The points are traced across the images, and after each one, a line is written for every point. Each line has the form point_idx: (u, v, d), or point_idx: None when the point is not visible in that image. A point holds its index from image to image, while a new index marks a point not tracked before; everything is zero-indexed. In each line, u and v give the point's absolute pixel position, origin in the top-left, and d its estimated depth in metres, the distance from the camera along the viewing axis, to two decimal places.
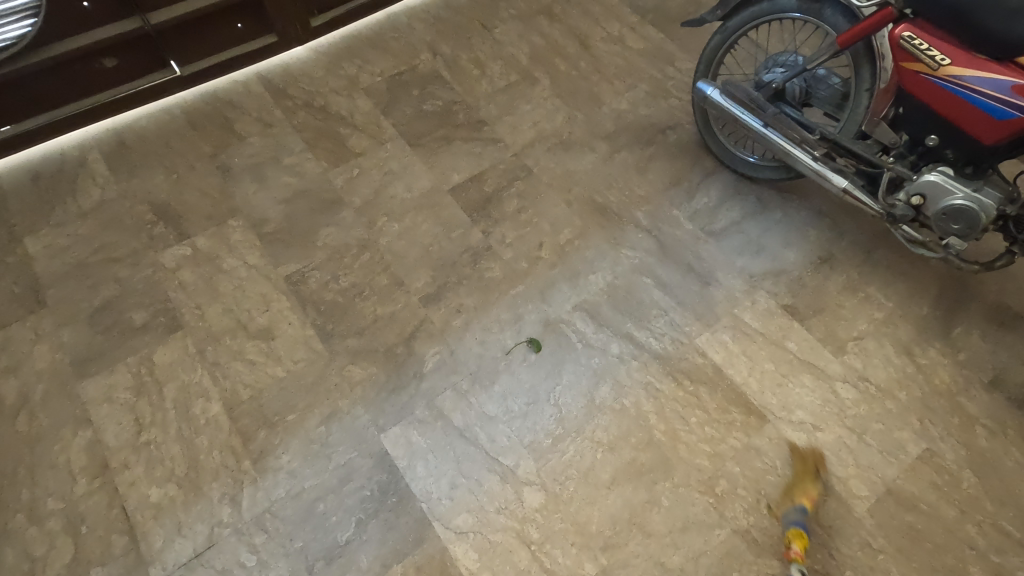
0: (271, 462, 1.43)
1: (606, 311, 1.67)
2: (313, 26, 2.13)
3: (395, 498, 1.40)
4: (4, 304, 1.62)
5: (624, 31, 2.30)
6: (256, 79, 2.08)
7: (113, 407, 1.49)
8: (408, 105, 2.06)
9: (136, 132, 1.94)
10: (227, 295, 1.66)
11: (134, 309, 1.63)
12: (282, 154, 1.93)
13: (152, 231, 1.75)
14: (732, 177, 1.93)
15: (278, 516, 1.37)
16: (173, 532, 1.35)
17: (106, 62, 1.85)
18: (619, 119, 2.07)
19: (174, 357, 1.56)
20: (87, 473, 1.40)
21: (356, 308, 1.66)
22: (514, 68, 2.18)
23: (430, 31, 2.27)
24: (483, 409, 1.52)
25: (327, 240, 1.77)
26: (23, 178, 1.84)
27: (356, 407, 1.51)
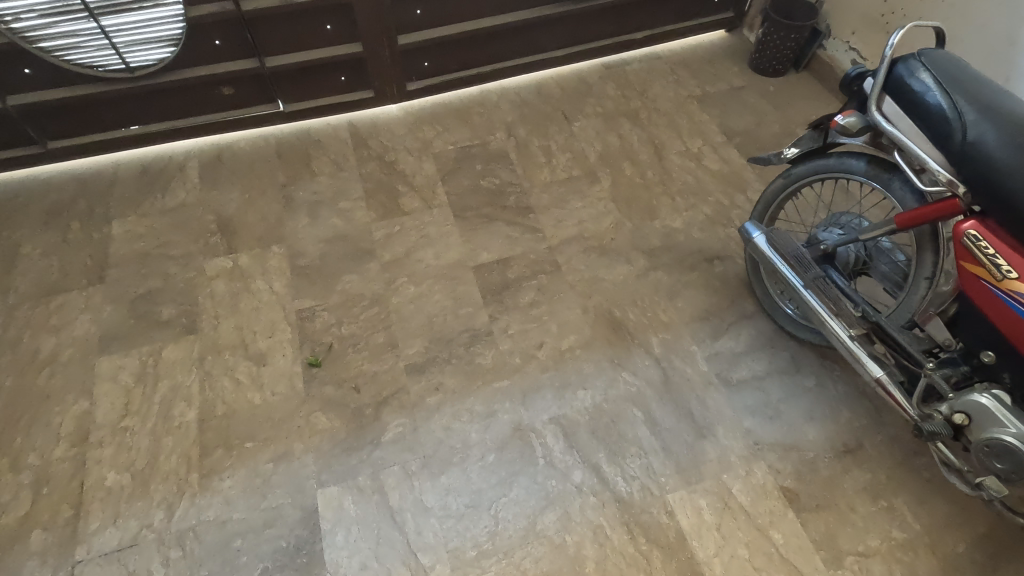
0: (214, 482, 1.49)
1: (582, 433, 1.58)
2: (407, 89, 2.32)
3: (305, 559, 1.39)
4: (75, 271, 1.88)
5: (705, 149, 2.24)
6: (345, 125, 2.29)
7: (113, 387, 1.64)
8: (467, 177, 2.15)
9: (232, 151, 2.21)
10: (243, 313, 1.79)
11: (166, 304, 1.81)
12: (340, 197, 2.09)
13: (209, 240, 1.96)
14: (770, 327, 1.77)
15: (199, 538, 1.42)
16: (110, 519, 1.44)
17: (225, 90, 2.14)
18: (668, 236, 1.99)
19: (178, 357, 1.70)
20: (68, 440, 1.55)
21: (346, 357, 1.71)
22: (580, 163, 2.20)
23: (514, 112, 2.37)
24: (422, 497, 1.48)
25: (347, 286, 1.86)
26: (133, 170, 2.15)
27: (308, 454, 1.54)
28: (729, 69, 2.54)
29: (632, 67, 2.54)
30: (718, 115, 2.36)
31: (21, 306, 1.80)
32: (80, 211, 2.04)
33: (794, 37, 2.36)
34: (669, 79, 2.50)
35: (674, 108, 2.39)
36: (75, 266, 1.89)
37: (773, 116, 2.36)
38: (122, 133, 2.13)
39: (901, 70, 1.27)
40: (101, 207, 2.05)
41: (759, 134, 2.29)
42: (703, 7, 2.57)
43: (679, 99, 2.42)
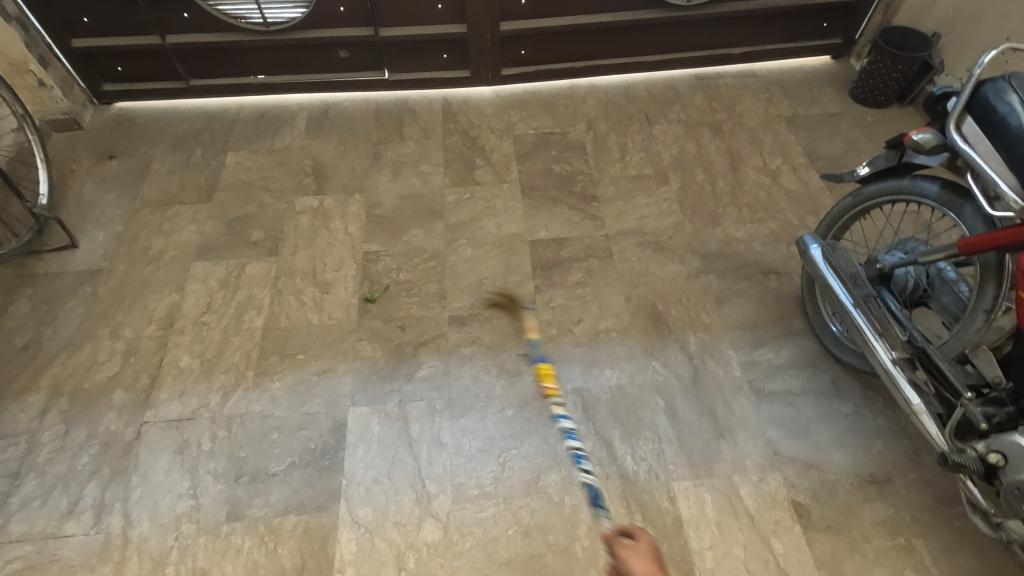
0: (266, 382, 1.68)
1: (601, 409, 1.62)
2: (502, 74, 2.47)
3: (327, 463, 1.54)
4: (190, 189, 2.17)
5: (783, 168, 2.21)
6: (440, 100, 2.48)
7: (201, 287, 1.89)
8: (541, 161, 2.26)
9: (338, 109, 2.46)
10: (319, 246, 2.00)
11: (257, 228, 2.05)
12: (422, 161, 2.27)
13: (303, 181, 2.20)
14: (815, 347, 1.73)
15: (243, 424, 1.60)
16: (176, 393, 1.66)
17: (341, 53, 2.39)
18: (727, 244, 1.99)
19: (257, 272, 1.93)
20: (158, 323, 1.81)
21: (398, 300, 1.86)
22: (653, 164, 2.25)
23: (598, 109, 2.45)
24: (439, 433, 1.58)
25: (412, 239, 2.02)
26: (253, 113, 2.44)
27: (349, 375, 1.70)
28: (827, 95, 2.49)
29: (725, 81, 2.55)
30: (805, 138, 2.32)
31: (144, 210, 2.11)
32: (205, 140, 2.35)
33: (901, 67, 2.27)
34: (760, 97, 2.48)
35: (760, 124, 2.37)
36: (192, 185, 2.19)
37: (864, 146, 2.28)
38: (250, 80, 2.43)
39: (987, 91, 1.23)
40: (221, 140, 2.35)
41: (845, 162, 2.23)
42: (809, 31, 2.54)
43: (766, 117, 2.40)
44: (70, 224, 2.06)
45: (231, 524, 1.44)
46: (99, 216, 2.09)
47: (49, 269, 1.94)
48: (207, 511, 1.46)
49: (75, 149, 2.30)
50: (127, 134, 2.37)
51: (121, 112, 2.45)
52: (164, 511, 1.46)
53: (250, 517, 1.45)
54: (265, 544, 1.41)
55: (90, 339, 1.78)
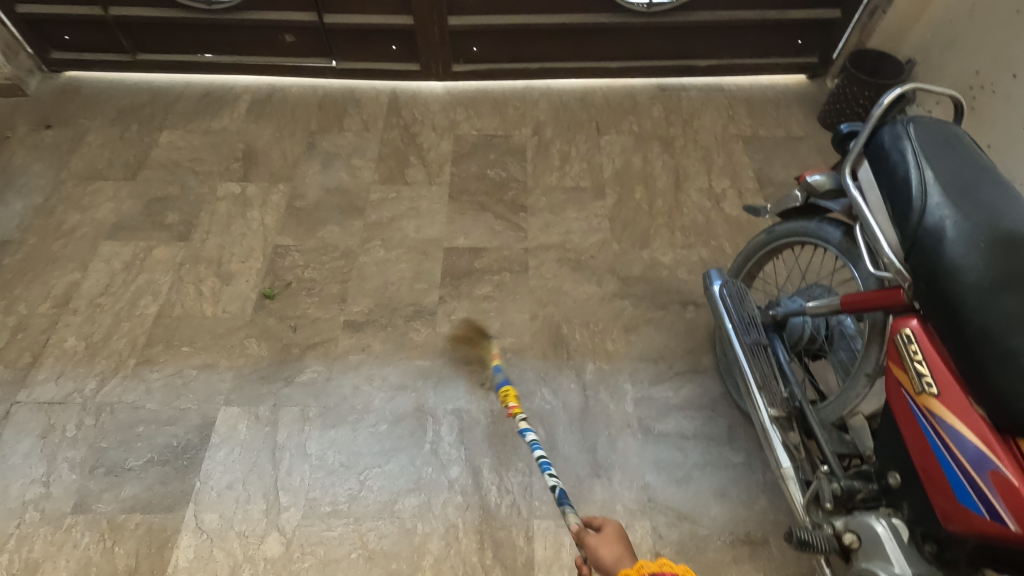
0: (145, 372, 1.65)
1: (477, 433, 1.54)
2: (453, 70, 2.38)
3: (185, 462, 1.50)
4: (117, 165, 2.14)
5: (729, 192, 2.08)
6: (387, 92, 2.40)
7: (103, 267, 1.86)
8: (477, 164, 2.17)
9: (282, 93, 2.39)
10: (230, 235, 1.94)
11: (173, 211, 2.01)
12: (356, 154, 2.19)
13: (231, 165, 2.14)
14: (718, 389, 1.63)
15: (112, 414, 1.57)
16: (54, 375, 1.64)
17: (287, 37, 2.32)
18: (651, 269, 1.88)
19: (163, 257, 1.89)
20: (53, 301, 1.78)
21: (298, 298, 1.80)
22: (592, 175, 2.14)
23: (549, 113, 2.34)
24: (305, 443, 1.52)
25: (326, 235, 1.95)
26: (197, 91, 2.40)
27: (229, 371, 1.65)
28: (794, 117, 2.34)
29: (688, 94, 2.42)
30: (760, 161, 2.18)
31: (67, 182, 2.08)
32: (143, 116, 2.31)
33: (869, 94, 2.11)
34: (722, 113, 2.35)
35: (716, 143, 2.24)
36: (119, 161, 2.15)
37: None
38: (196, 58, 2.38)
39: (885, 133, 1.11)
40: (159, 117, 2.30)
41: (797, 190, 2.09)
42: (784, 46, 2.38)
43: (724, 135, 2.27)
44: None
45: (75, 516, 1.41)
46: (22, 185, 2.07)
47: None
48: (54, 501, 1.43)
49: (14, 115, 2.29)
50: (69, 104, 2.34)
51: (69, 81, 2.43)
52: (14, 495, 1.44)
53: (95, 511, 1.42)
54: (103, 541, 1.38)
55: None
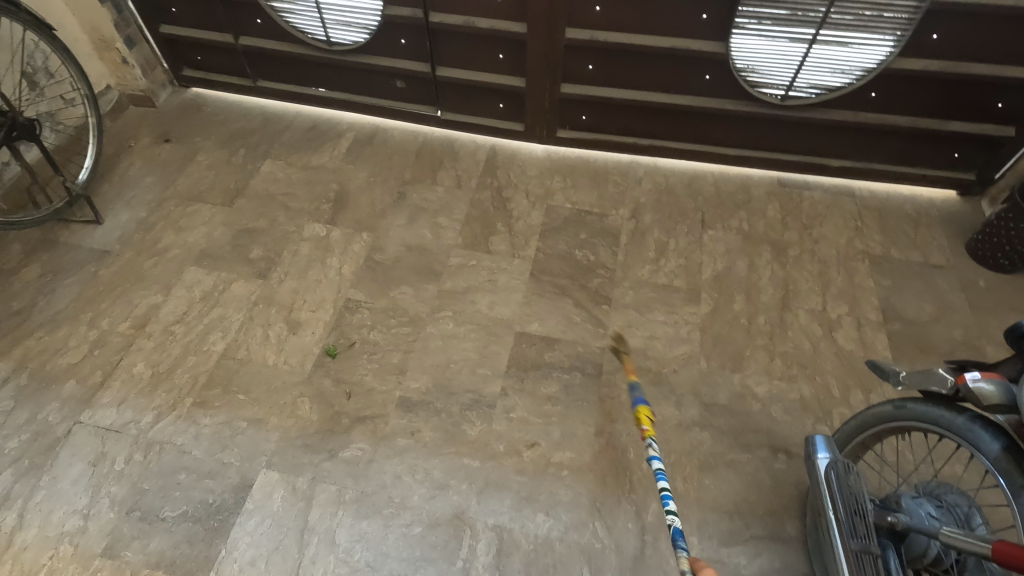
0: (198, 414, 1.63)
1: (515, 561, 1.40)
2: (556, 135, 2.27)
3: (215, 524, 1.45)
4: (218, 189, 2.20)
5: (845, 320, 1.83)
6: (486, 148, 2.33)
7: (184, 294, 1.89)
8: (565, 242, 2.04)
9: (384, 136, 2.38)
10: (306, 280, 1.92)
11: (258, 245, 2.02)
12: (443, 212, 2.13)
13: (321, 206, 2.14)
14: (800, 569, 1.39)
15: (160, 454, 1.56)
16: (117, 400, 1.66)
17: (397, 83, 2.30)
18: (740, 399, 1.67)
19: (240, 293, 1.89)
20: (132, 322, 1.82)
21: (358, 362, 1.74)
22: (688, 275, 1.95)
23: (651, 195, 2.18)
24: (335, 530, 1.44)
25: (398, 296, 1.89)
26: (305, 123, 2.44)
27: (276, 431, 1.60)
28: (935, 240, 2.04)
29: (811, 194, 2.17)
30: (887, 288, 1.90)
31: (170, 201, 2.15)
32: (251, 142, 2.37)
33: None
34: (848, 222, 2.08)
35: (836, 257, 1.98)
36: (221, 186, 2.21)
37: (962, 319, 1.83)
38: (310, 92, 2.42)
39: None
40: (266, 145, 2.36)
41: (928, 333, 1.80)
42: (934, 157, 2.09)
43: (847, 249, 2.00)
44: (104, 199, 2.15)
45: (102, 560, 1.39)
46: (131, 197, 2.16)
47: (69, 240, 2.02)
48: (88, 538, 1.43)
49: (140, 126, 2.42)
50: (189, 121, 2.45)
51: (194, 98, 2.55)
52: (54, 523, 1.45)
53: (122, 559, 1.40)
54: None
55: (71, 320, 1.82)
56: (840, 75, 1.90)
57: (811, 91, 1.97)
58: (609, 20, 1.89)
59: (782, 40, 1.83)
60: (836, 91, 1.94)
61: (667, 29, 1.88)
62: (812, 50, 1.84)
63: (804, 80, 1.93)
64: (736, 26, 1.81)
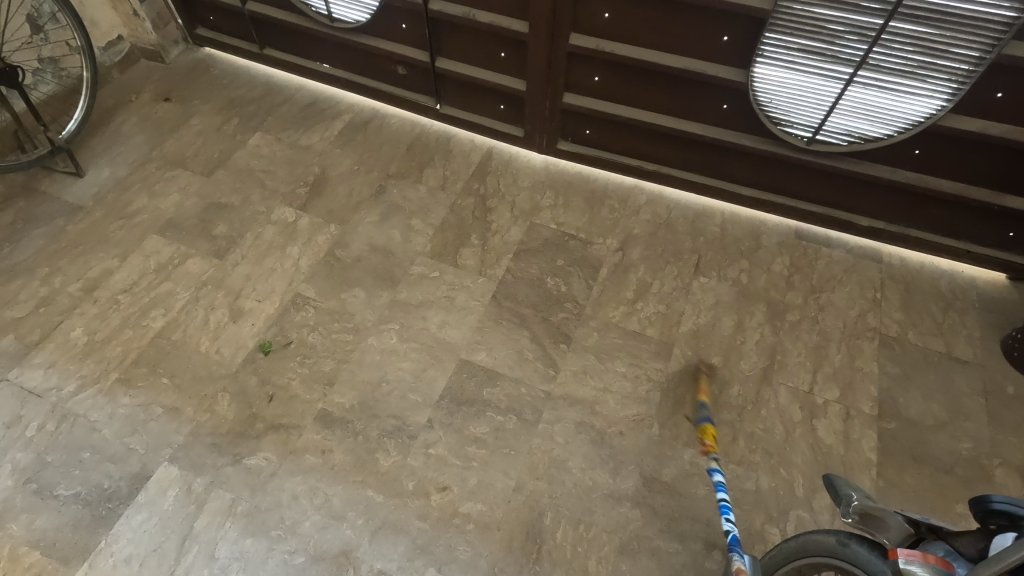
0: (119, 392, 1.59)
1: None
2: (556, 146, 2.09)
3: (103, 512, 1.41)
4: (201, 157, 2.14)
5: (831, 408, 1.59)
6: (482, 150, 2.17)
7: (138, 263, 1.85)
8: (539, 267, 1.87)
9: (380, 122, 2.26)
10: (261, 267, 1.85)
11: (224, 221, 1.96)
12: (419, 214, 2.00)
13: (297, 189, 2.06)
14: None
15: (71, 427, 1.53)
16: (47, 363, 1.64)
17: (398, 69, 2.17)
18: (686, 479, 1.48)
19: (193, 270, 1.84)
20: (82, 284, 1.80)
21: (289, 363, 1.65)
22: (664, 325, 1.75)
23: (647, 227, 1.97)
24: (216, 543, 1.37)
25: (348, 299, 1.79)
26: (304, 98, 2.34)
27: (189, 424, 1.54)
28: (964, 329, 1.75)
29: (829, 252, 1.91)
30: (891, 377, 1.65)
31: (153, 163, 2.12)
32: (247, 111, 2.30)
33: None
34: (865, 292, 1.82)
35: (840, 332, 1.73)
36: (205, 154, 2.15)
37: (974, 430, 1.56)
38: (313, 66, 2.32)
39: None
40: (260, 117, 2.28)
41: (928, 440, 1.54)
42: (983, 232, 1.79)
43: (856, 324, 1.75)
44: (90, 152, 2.13)
45: None
46: (117, 154, 2.14)
47: (47, 189, 2.02)
48: None
49: (145, 82, 2.39)
50: (193, 82, 2.41)
51: (204, 58, 2.50)
52: None
53: (6, 530, 1.38)
54: None
55: (27, 273, 1.82)
56: (879, 125, 1.62)
57: (844, 138, 1.69)
58: (619, 30, 1.68)
59: (813, 76, 1.57)
60: (872, 142, 1.66)
61: (682, 47, 1.66)
62: (847, 92, 1.57)
63: (836, 124, 1.67)
64: (759, 53, 1.57)
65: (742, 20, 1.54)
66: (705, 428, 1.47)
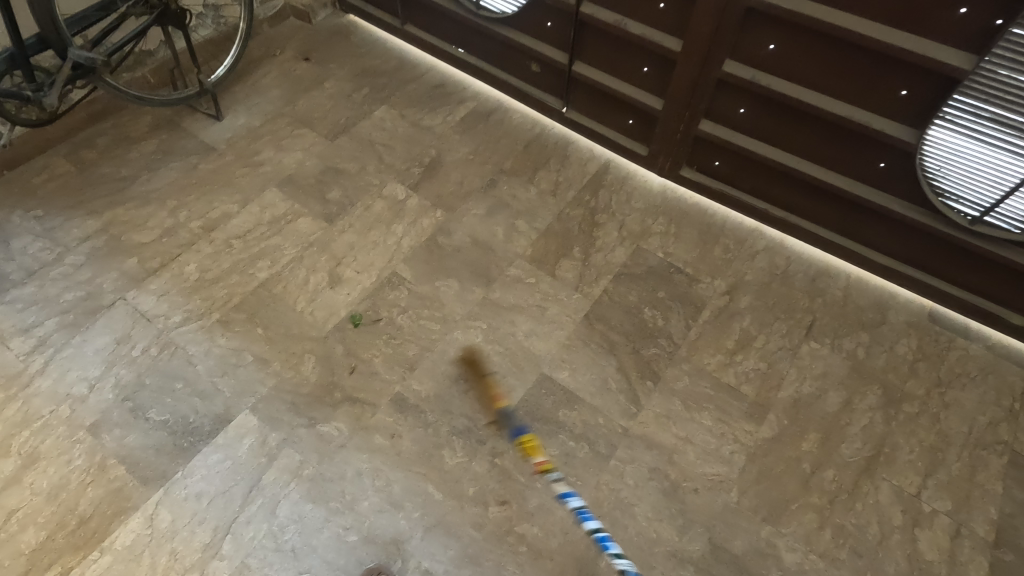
0: (217, 332, 1.67)
1: None
2: (679, 172, 1.99)
3: (185, 444, 1.48)
4: (328, 120, 2.21)
5: (938, 520, 1.42)
6: (599, 161, 2.11)
7: (255, 212, 1.93)
8: (638, 295, 1.79)
9: (502, 115, 2.24)
10: (365, 239, 1.88)
11: (339, 187, 2.01)
12: (525, 216, 1.96)
13: (411, 168, 2.07)
14: None
15: (171, 356, 1.62)
16: (160, 291, 1.74)
17: (533, 66, 2.13)
18: (758, 557, 1.37)
19: (302, 229, 1.90)
20: (203, 222, 1.90)
21: (375, 340, 1.67)
22: (762, 385, 1.63)
23: (761, 276, 1.84)
24: (279, 500, 1.41)
25: (442, 288, 1.78)
26: (434, 79, 2.36)
27: (274, 377, 1.59)
28: None
29: (965, 344, 1.71)
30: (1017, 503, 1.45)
31: (284, 118, 2.20)
32: (378, 83, 2.34)
33: None
34: (1001, 398, 1.61)
35: (963, 437, 1.55)
36: (332, 118, 2.21)
37: None
38: (448, 49, 2.32)
39: None
40: (389, 90, 2.32)
41: None
42: None
43: (984, 433, 1.55)
44: (231, 99, 2.24)
45: (85, 434, 1.48)
46: (254, 104, 2.24)
47: (188, 126, 2.14)
48: (84, 409, 1.52)
49: (290, 39, 2.49)
50: (333, 46, 2.48)
51: (347, 25, 2.56)
52: (66, 383, 1.56)
53: (100, 440, 1.48)
54: (85, 475, 1.42)
55: (158, 202, 1.94)
56: None
57: (1016, 224, 1.51)
58: (781, 65, 1.56)
59: (1000, 151, 1.41)
60: None
61: (849, 94, 1.52)
62: None
63: (1012, 206, 1.49)
64: (941, 115, 1.41)
65: (930, 76, 1.39)
66: (525, 442, 1.49)
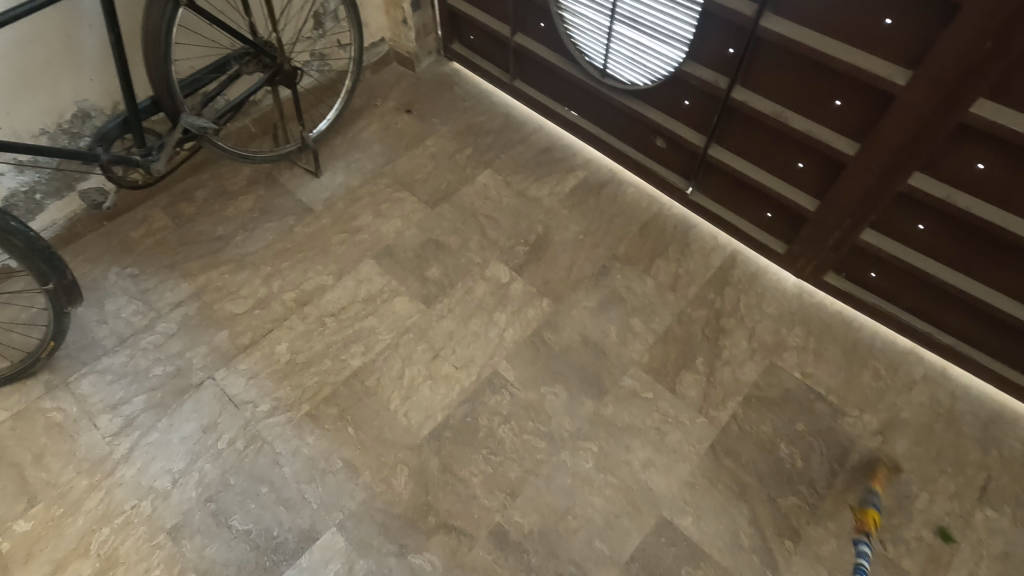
0: (307, 428, 1.54)
1: None
2: (822, 277, 1.74)
3: (268, 563, 1.36)
4: (430, 183, 2.07)
5: None
6: (725, 252, 1.88)
7: (351, 287, 1.80)
8: (773, 425, 1.56)
9: (616, 189, 2.04)
10: (466, 328, 1.73)
11: (439, 263, 1.86)
12: (642, 314, 1.76)
13: (516, 246, 1.91)
14: None
15: (257, 452, 1.50)
16: (250, 373, 1.63)
17: (657, 141, 1.91)
18: None
19: (399, 311, 1.76)
20: (296, 295, 1.79)
21: (473, 454, 1.50)
22: (926, 561, 1.37)
23: (921, 415, 1.57)
24: None
25: (548, 395, 1.60)
26: (541, 141, 2.19)
27: (364, 491, 1.45)
28: None
29: None
30: None
31: (383, 178, 2.08)
32: (482, 143, 2.19)
33: None
34: None
35: None
36: (434, 181, 2.07)
37: None
38: (561, 111, 2.14)
39: None
40: (494, 152, 2.16)
41: None
42: None
43: None
44: (330, 153, 2.14)
45: (166, 539, 1.38)
46: (353, 160, 2.13)
47: (286, 182, 2.05)
48: (166, 508, 1.42)
49: (392, 87, 2.36)
50: (435, 97, 2.34)
51: (450, 73, 2.42)
52: (150, 475, 1.46)
53: (180, 549, 1.37)
54: None
55: (253, 268, 1.84)
56: None
57: None
58: (990, 187, 1.31)
59: None
60: None
61: None
62: None
63: None
64: None
65: None
66: (715, 491, 1.45)
